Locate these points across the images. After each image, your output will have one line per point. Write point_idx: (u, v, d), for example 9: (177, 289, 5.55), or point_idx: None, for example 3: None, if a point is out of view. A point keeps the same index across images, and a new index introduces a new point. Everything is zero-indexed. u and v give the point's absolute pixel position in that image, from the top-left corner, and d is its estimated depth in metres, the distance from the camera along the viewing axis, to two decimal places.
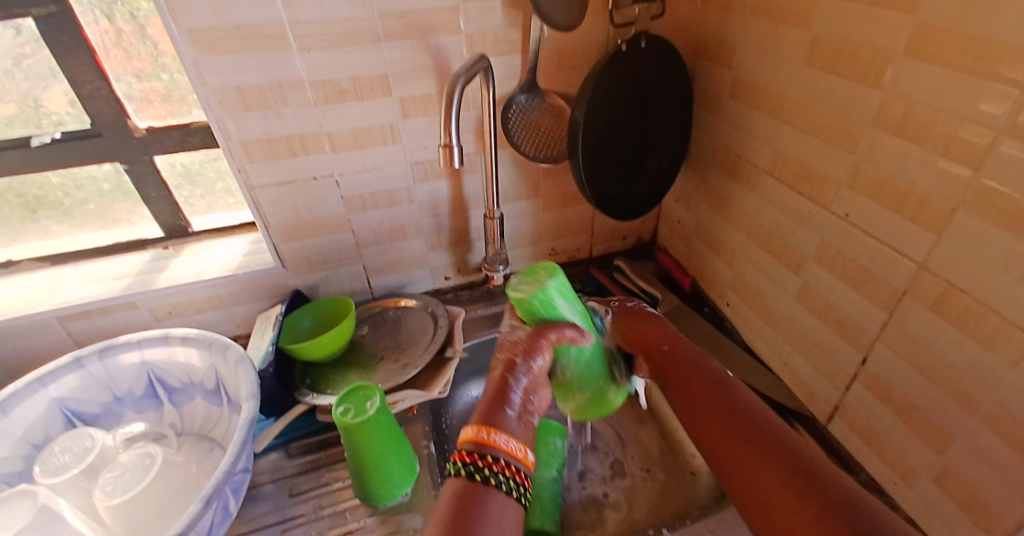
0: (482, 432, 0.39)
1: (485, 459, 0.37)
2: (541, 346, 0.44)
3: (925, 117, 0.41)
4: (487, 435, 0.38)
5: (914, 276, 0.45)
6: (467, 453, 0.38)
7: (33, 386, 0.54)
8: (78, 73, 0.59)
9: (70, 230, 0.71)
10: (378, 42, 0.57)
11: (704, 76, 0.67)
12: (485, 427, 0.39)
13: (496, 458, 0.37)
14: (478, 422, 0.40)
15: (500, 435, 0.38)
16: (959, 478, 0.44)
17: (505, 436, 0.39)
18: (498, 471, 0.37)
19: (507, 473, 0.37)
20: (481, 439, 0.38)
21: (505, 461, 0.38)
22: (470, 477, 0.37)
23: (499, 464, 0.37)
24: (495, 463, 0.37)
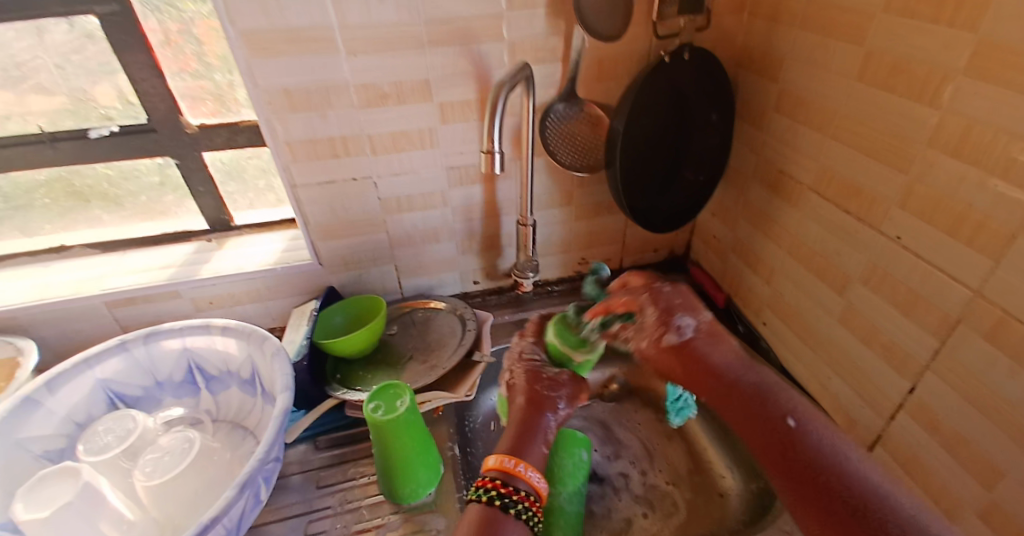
0: (509, 463, 0.42)
1: (509, 488, 0.41)
2: (571, 396, 0.50)
3: (986, 138, 0.39)
4: (511, 464, 0.42)
5: (968, 303, 0.43)
6: (492, 479, 0.42)
7: (81, 367, 0.56)
8: (136, 70, 0.61)
9: (120, 220, 0.75)
10: (422, 48, 0.58)
11: (747, 89, 0.66)
12: (509, 457, 0.43)
13: (520, 488, 0.41)
14: (502, 453, 0.44)
15: (527, 468, 0.42)
16: (1010, 517, 0.42)
17: (529, 468, 0.43)
18: (520, 500, 0.40)
19: (526, 503, 0.41)
20: (507, 469, 0.42)
21: (526, 492, 0.41)
22: (494, 503, 0.40)
23: (519, 495, 0.41)
24: (515, 492, 0.41)
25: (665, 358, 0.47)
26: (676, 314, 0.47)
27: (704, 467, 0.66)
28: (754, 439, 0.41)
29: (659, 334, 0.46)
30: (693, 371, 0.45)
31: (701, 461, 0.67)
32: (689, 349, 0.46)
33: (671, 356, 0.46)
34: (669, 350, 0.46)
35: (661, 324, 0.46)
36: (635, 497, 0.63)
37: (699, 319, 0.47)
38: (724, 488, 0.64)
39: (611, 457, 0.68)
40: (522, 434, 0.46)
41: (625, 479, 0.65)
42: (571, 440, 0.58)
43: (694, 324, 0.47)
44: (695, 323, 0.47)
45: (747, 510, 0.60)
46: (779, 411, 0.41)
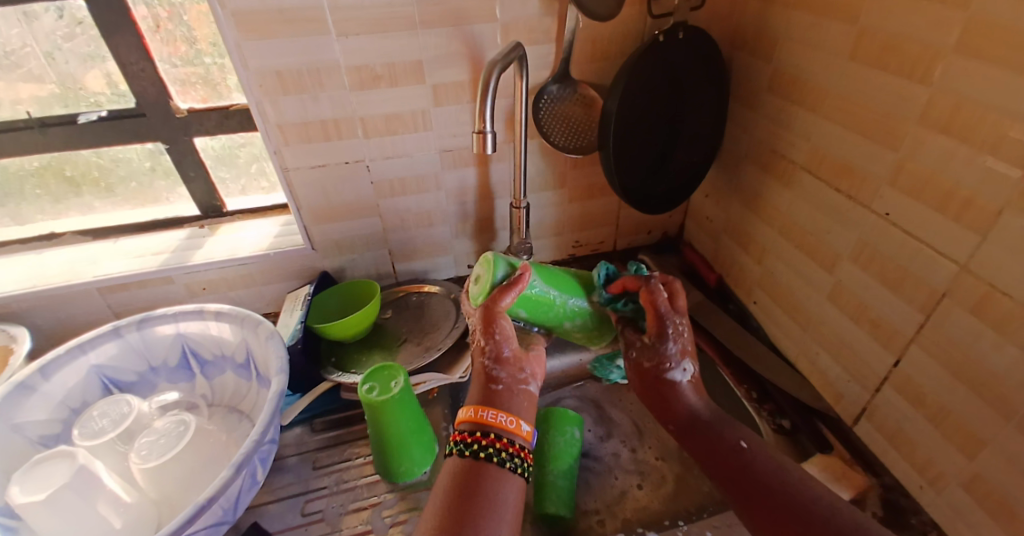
0: (475, 412, 0.44)
1: (476, 436, 0.43)
2: (495, 323, 0.46)
3: (976, 116, 0.39)
4: (480, 414, 0.44)
5: (955, 279, 0.43)
6: (462, 432, 0.44)
7: (74, 352, 0.56)
8: (125, 53, 0.60)
9: (111, 207, 0.74)
10: (414, 29, 0.57)
11: (742, 69, 0.66)
12: (475, 407, 0.45)
13: (487, 433, 0.43)
14: (471, 405, 0.45)
15: (486, 412, 0.44)
16: (991, 486, 0.43)
17: (494, 412, 0.44)
18: (487, 444, 0.42)
19: (497, 446, 0.43)
20: (474, 420, 0.44)
21: (495, 435, 0.43)
22: (463, 453, 0.42)
23: (490, 439, 0.43)
24: (486, 437, 0.43)
25: (650, 379, 0.51)
26: (674, 347, 0.50)
27: None
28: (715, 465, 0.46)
29: (653, 365, 0.50)
30: (676, 407, 0.50)
31: None
32: (675, 390, 0.50)
33: (657, 382, 0.50)
34: (659, 378, 0.50)
35: (659, 357, 0.50)
36: (627, 470, 0.65)
37: (696, 364, 0.51)
38: None
39: (603, 437, 0.69)
40: (480, 386, 0.47)
41: (617, 457, 0.66)
42: (561, 418, 0.61)
43: (693, 370, 0.51)
44: (691, 370, 0.51)
45: None
46: (732, 438, 0.46)
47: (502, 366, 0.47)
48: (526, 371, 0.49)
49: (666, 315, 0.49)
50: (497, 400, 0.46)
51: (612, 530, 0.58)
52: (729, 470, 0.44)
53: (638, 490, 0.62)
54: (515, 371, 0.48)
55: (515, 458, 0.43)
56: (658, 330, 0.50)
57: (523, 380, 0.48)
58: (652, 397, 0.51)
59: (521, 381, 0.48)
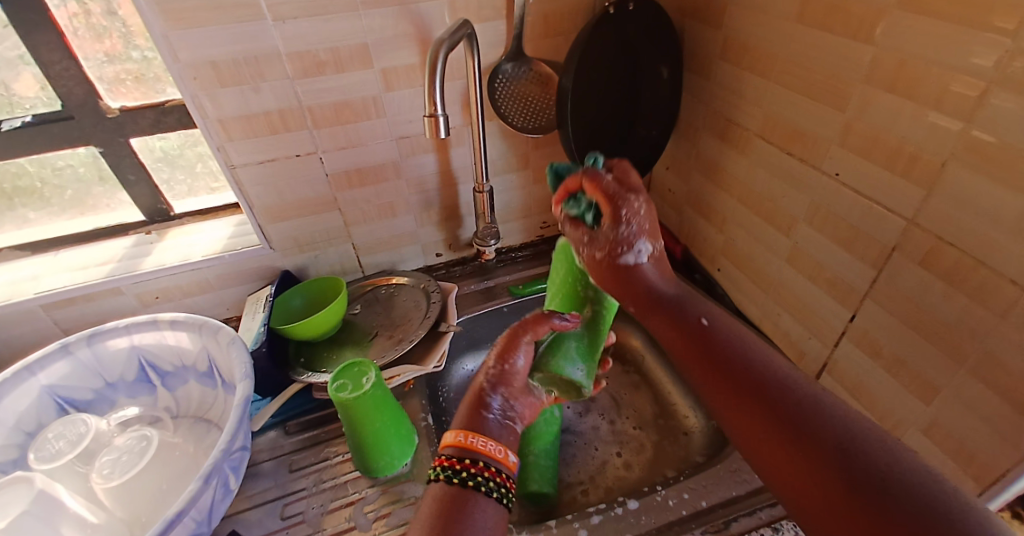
0: (465, 438, 0.40)
1: (463, 463, 0.39)
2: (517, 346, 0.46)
3: (917, 72, 0.40)
4: (470, 439, 0.40)
5: (905, 233, 0.45)
6: (447, 457, 0.39)
7: (22, 374, 0.53)
8: (45, 52, 0.56)
9: (48, 218, 0.69)
10: (357, 10, 0.55)
11: (693, 37, 0.66)
12: (464, 432, 0.41)
13: (476, 461, 0.39)
14: (459, 429, 0.41)
15: (477, 438, 0.40)
16: (947, 428, 0.45)
17: (484, 438, 0.40)
18: (476, 472, 0.38)
19: (486, 475, 0.38)
20: (464, 445, 0.40)
21: (484, 463, 0.39)
22: (448, 481, 0.38)
23: (478, 467, 0.39)
24: (474, 465, 0.39)
25: (607, 268, 0.48)
26: (631, 228, 0.47)
27: (670, 411, 0.69)
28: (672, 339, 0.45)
29: (608, 251, 0.47)
30: (634, 286, 0.48)
31: (666, 406, 0.70)
32: (634, 268, 0.48)
33: (617, 268, 0.48)
34: (620, 264, 0.48)
35: (611, 244, 0.47)
36: (606, 440, 0.66)
37: (656, 243, 0.49)
38: (688, 427, 0.66)
39: (582, 413, 0.70)
40: (474, 405, 0.43)
41: (596, 430, 0.68)
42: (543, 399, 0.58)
43: (649, 248, 0.48)
44: (650, 250, 0.48)
45: (707, 444, 0.62)
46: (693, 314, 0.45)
47: (501, 382, 0.45)
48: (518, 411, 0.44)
49: (617, 194, 0.47)
50: (486, 426, 0.41)
51: (594, 500, 0.60)
52: (691, 344, 0.43)
53: (617, 459, 0.64)
54: (508, 403, 0.44)
55: (503, 489, 0.38)
56: (613, 213, 0.46)
57: (514, 418, 0.44)
58: (613, 285, 0.49)
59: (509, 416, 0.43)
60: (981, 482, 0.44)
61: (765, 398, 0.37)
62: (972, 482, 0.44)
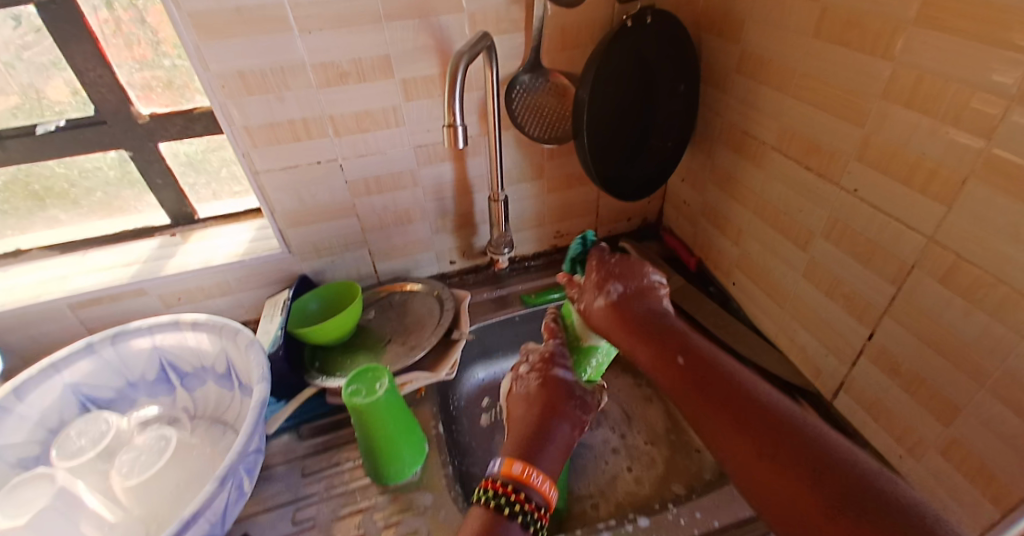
0: (518, 468, 0.42)
1: (518, 495, 0.41)
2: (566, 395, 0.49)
3: (936, 87, 0.40)
4: (525, 473, 0.42)
5: (923, 250, 0.45)
6: (500, 485, 0.41)
7: (48, 372, 0.54)
8: (81, 60, 0.58)
9: (77, 220, 0.71)
10: (380, 23, 0.56)
11: (710, 51, 0.66)
12: (518, 463, 0.42)
13: (529, 496, 0.41)
14: (513, 458, 0.43)
15: (533, 473, 0.42)
16: (966, 450, 0.45)
17: (536, 472, 0.42)
18: (527, 509, 0.40)
19: (534, 512, 0.41)
20: (514, 474, 0.42)
21: (534, 500, 0.41)
22: (498, 509, 0.40)
23: (528, 502, 0.41)
24: (524, 499, 0.41)
25: (605, 319, 0.51)
26: (615, 280, 0.53)
27: (680, 426, 0.69)
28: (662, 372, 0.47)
29: (636, 283, 0.53)
30: (626, 322, 0.50)
31: (677, 421, 0.70)
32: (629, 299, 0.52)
33: (611, 316, 0.51)
34: (606, 309, 0.51)
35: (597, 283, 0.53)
36: (617, 455, 0.66)
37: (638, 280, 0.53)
38: (700, 444, 0.66)
39: (592, 426, 0.69)
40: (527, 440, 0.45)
41: (606, 444, 0.67)
42: None
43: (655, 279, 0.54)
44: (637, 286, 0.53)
45: (721, 464, 0.62)
46: (677, 345, 0.48)
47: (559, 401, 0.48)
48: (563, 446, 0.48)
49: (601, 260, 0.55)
50: (535, 455, 0.44)
51: (605, 515, 0.59)
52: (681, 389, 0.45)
53: (628, 473, 0.64)
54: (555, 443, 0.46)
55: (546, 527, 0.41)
56: (595, 271, 0.54)
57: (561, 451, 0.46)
58: (625, 332, 0.50)
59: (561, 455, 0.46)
60: (999, 506, 0.43)
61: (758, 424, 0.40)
62: (990, 504, 0.44)
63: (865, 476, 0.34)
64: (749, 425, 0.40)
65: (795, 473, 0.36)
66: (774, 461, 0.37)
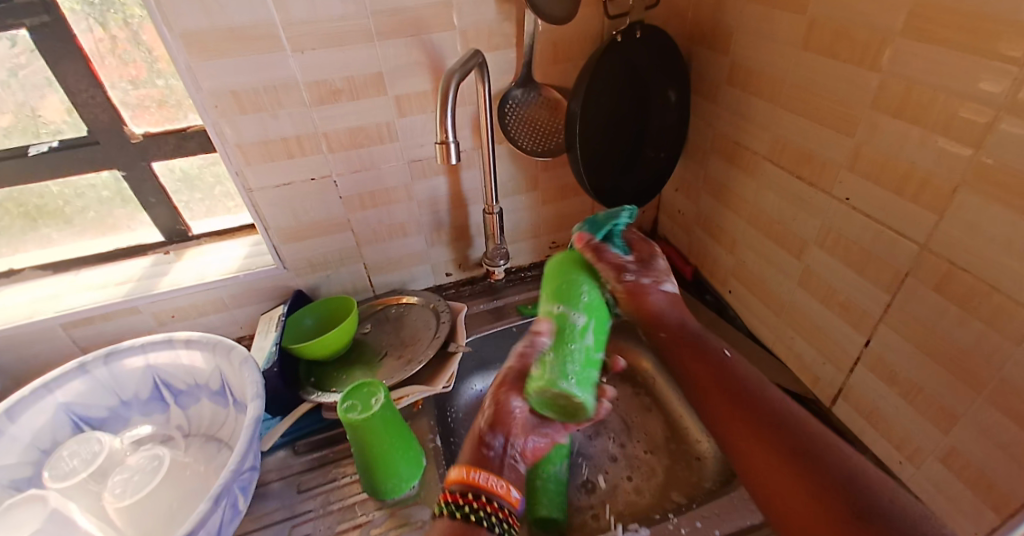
0: (464, 472, 0.41)
1: (469, 498, 0.39)
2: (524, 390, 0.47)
3: (925, 98, 0.40)
4: (470, 475, 0.41)
5: (917, 258, 0.45)
6: (451, 492, 0.40)
7: (39, 393, 0.54)
8: (73, 81, 0.59)
9: (71, 239, 0.72)
10: (371, 40, 0.57)
11: (700, 62, 0.67)
12: (467, 467, 0.42)
13: (480, 497, 0.40)
14: (463, 466, 0.42)
15: (479, 474, 0.41)
16: (965, 458, 0.44)
17: (485, 473, 0.41)
18: (480, 508, 0.39)
19: (489, 510, 0.39)
20: (462, 478, 0.41)
21: (488, 499, 0.40)
22: (454, 514, 0.39)
23: (481, 502, 0.39)
24: (477, 500, 0.39)
25: (619, 291, 0.56)
26: (649, 274, 0.57)
27: (680, 434, 0.68)
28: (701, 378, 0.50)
29: (631, 276, 0.56)
30: (641, 306, 0.55)
31: (677, 429, 0.69)
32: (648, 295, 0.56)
33: (626, 290, 0.56)
34: (628, 286, 0.56)
35: (627, 260, 0.57)
36: (617, 464, 0.66)
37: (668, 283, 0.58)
38: (701, 452, 0.65)
39: (591, 435, 0.69)
40: (476, 446, 0.44)
41: (605, 453, 0.67)
42: None
43: (671, 290, 0.57)
44: (671, 290, 0.58)
45: (721, 469, 0.61)
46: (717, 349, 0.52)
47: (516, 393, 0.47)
48: (518, 450, 0.46)
49: (648, 251, 0.60)
50: (489, 461, 0.43)
51: (606, 525, 0.59)
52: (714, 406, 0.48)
53: (628, 483, 0.64)
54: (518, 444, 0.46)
55: (505, 523, 0.39)
56: (648, 252, 0.60)
57: (514, 457, 0.45)
58: (637, 309, 0.55)
59: (510, 458, 0.45)
60: (1001, 514, 0.42)
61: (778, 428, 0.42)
62: (992, 512, 0.43)
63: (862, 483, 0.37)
64: (784, 431, 0.42)
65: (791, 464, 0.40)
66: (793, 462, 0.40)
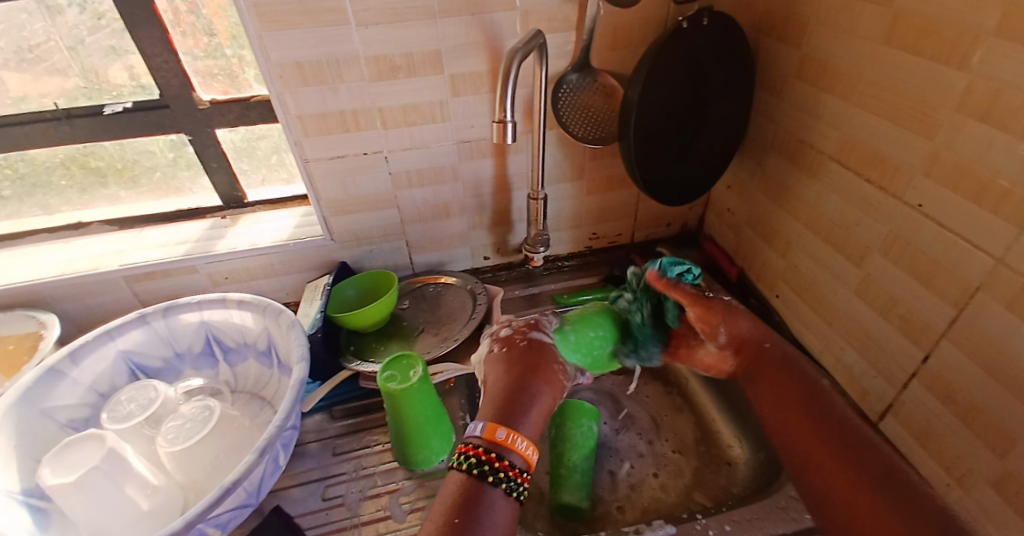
0: (502, 435, 0.43)
1: (501, 461, 0.41)
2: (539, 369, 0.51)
3: (1017, 101, 0.38)
4: (504, 437, 0.43)
5: (992, 273, 0.42)
6: (483, 449, 0.42)
7: (102, 338, 0.58)
8: (150, 45, 0.61)
9: (136, 197, 0.76)
10: (433, 18, 0.57)
11: (767, 55, 0.64)
12: (506, 431, 0.43)
13: (511, 462, 0.42)
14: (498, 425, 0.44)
15: (517, 440, 0.42)
16: (1022, 485, 0.42)
17: (520, 438, 0.43)
18: (509, 474, 0.41)
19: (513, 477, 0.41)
20: (497, 440, 0.42)
21: (515, 466, 0.42)
22: (481, 475, 0.40)
23: (509, 467, 0.41)
24: (505, 464, 0.41)
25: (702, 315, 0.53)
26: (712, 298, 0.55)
27: (711, 437, 0.67)
28: (770, 393, 0.51)
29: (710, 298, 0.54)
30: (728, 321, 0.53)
31: (709, 433, 0.68)
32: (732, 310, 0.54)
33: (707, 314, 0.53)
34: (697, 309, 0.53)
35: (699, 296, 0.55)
36: (643, 460, 0.65)
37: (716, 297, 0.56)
38: (731, 457, 0.64)
39: (619, 430, 0.69)
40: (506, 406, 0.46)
41: (632, 447, 0.66)
42: (579, 411, 0.61)
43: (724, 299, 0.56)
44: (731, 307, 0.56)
45: (754, 477, 0.61)
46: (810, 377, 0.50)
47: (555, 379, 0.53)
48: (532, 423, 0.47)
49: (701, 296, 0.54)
50: (511, 418, 0.46)
51: (631, 519, 0.58)
52: (776, 386, 0.50)
53: (654, 479, 0.63)
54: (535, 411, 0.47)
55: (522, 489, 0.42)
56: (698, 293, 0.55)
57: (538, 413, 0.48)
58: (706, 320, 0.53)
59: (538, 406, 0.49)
60: None
61: (830, 424, 0.45)
62: None
63: (932, 509, 0.37)
64: (829, 427, 0.45)
65: (854, 471, 0.41)
66: (840, 464, 0.42)
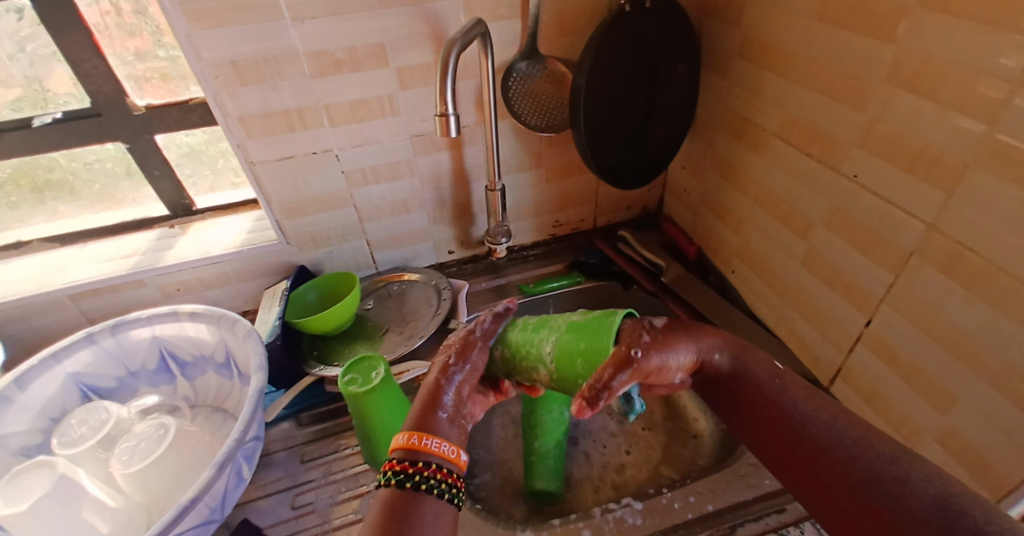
0: (413, 439, 0.38)
1: (416, 466, 0.36)
2: (471, 353, 0.43)
3: (942, 73, 0.39)
4: (415, 440, 0.38)
5: (925, 238, 0.44)
6: (397, 461, 0.37)
7: (49, 361, 0.55)
8: (75, 51, 0.58)
9: (78, 211, 0.72)
10: (373, 9, 0.56)
11: (711, 35, 0.65)
12: (416, 434, 0.38)
13: (428, 463, 0.37)
14: (410, 430, 0.39)
15: (430, 440, 0.37)
16: (962, 438, 0.44)
17: (438, 440, 0.38)
18: (430, 475, 0.36)
19: (439, 476, 0.37)
20: (411, 446, 0.37)
21: (437, 465, 0.37)
22: (400, 485, 0.35)
23: (430, 469, 0.37)
24: (426, 467, 0.36)
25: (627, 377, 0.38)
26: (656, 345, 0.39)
27: (677, 412, 0.68)
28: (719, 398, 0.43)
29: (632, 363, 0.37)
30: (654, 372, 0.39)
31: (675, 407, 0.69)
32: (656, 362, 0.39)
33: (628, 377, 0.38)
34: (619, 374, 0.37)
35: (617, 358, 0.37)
36: (615, 439, 0.66)
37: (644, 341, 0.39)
38: (698, 429, 0.65)
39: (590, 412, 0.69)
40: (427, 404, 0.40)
41: (603, 428, 0.67)
42: (549, 398, 0.62)
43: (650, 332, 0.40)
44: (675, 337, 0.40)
45: (717, 448, 0.62)
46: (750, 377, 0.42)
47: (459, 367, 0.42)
48: (470, 409, 0.43)
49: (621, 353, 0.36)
50: (429, 422, 0.39)
51: (603, 498, 0.60)
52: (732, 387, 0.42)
53: (626, 456, 0.64)
54: (462, 402, 0.42)
55: (455, 489, 0.37)
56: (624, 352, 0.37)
57: (466, 415, 0.42)
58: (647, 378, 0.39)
59: (463, 415, 0.42)
60: (995, 494, 0.43)
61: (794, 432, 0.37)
62: (985, 492, 0.43)
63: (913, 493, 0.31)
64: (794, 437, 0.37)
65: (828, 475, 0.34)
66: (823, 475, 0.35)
